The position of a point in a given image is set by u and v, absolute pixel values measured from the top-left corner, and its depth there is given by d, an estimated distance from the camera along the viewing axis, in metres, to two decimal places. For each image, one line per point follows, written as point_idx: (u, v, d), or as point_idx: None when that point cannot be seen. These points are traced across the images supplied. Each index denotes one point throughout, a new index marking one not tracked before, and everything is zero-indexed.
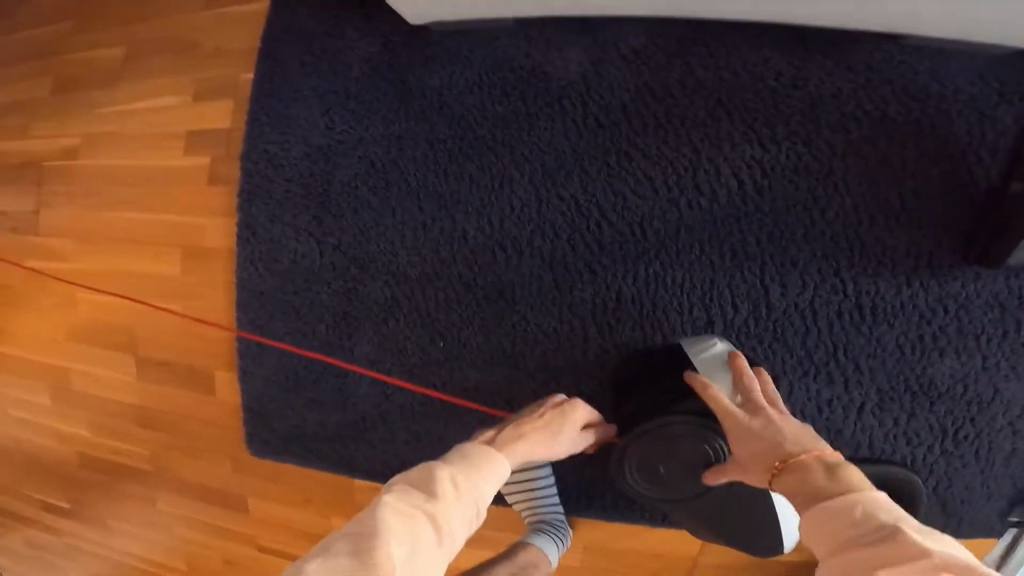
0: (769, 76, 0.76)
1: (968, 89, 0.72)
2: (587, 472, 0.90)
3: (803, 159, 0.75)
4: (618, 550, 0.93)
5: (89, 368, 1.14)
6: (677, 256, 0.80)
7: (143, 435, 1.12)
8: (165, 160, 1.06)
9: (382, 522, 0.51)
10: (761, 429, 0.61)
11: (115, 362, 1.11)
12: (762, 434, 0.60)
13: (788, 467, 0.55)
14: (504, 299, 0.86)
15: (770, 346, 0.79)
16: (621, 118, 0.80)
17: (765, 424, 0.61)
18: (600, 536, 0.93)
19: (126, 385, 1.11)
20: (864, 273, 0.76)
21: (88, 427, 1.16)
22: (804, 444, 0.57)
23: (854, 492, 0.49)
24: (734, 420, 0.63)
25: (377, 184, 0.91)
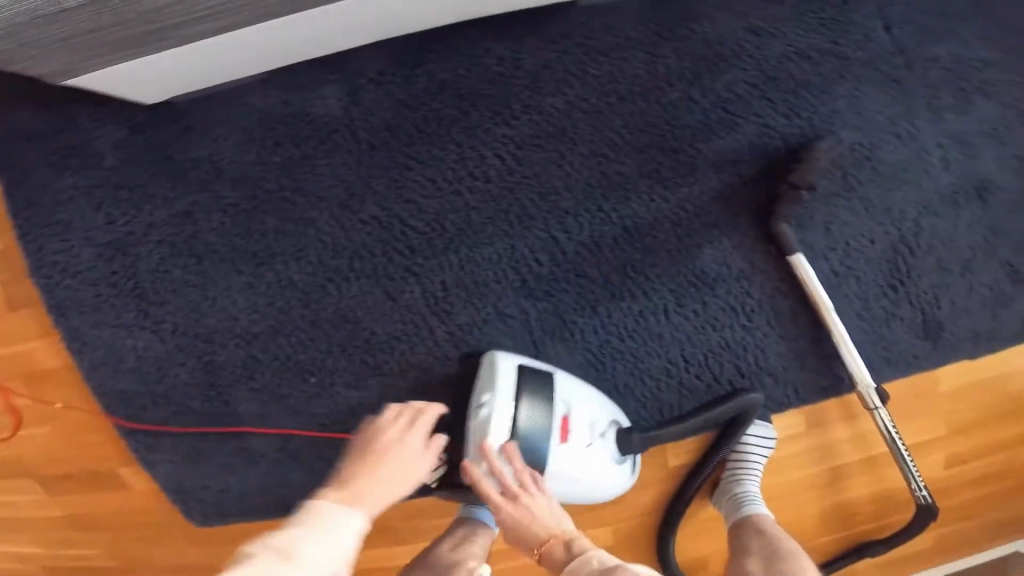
0: (492, 63, 0.88)
1: (637, 35, 0.88)
2: None
3: (546, 125, 0.89)
4: None
5: None
6: (475, 235, 0.90)
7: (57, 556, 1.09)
8: None
9: None
10: (520, 516, 0.74)
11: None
12: (524, 522, 0.74)
13: (543, 553, 0.72)
14: (349, 322, 0.93)
15: (576, 283, 0.92)
16: (387, 134, 0.89)
17: (522, 513, 0.74)
18: None
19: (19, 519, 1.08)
20: (617, 200, 0.90)
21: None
22: (547, 525, 0.73)
23: (587, 552, 0.70)
24: (504, 511, 0.74)
25: (187, 260, 0.92)
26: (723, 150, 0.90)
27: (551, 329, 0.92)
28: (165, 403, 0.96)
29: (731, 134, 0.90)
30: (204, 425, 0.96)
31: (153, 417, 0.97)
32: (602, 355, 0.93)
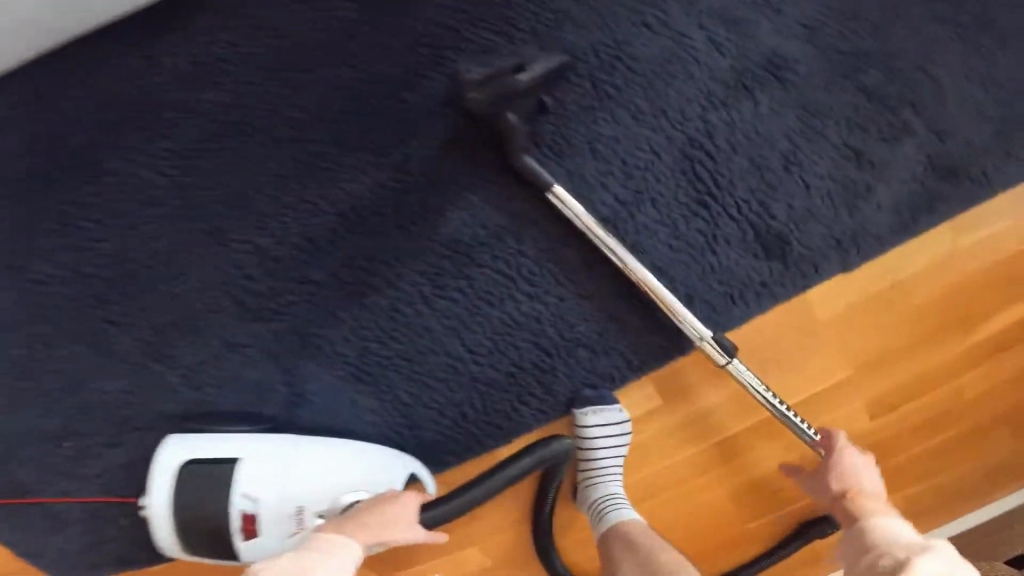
0: (720, 52, 0.92)
1: (851, 84, 0.94)
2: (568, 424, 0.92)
3: (693, 135, 0.92)
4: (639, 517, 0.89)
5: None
6: (647, 197, 0.92)
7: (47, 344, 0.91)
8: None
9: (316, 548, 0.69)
10: None
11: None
12: None
13: None
14: (501, 226, 0.89)
15: (708, 279, 0.96)
16: (607, 69, 0.90)
17: None
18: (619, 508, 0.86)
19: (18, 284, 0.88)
20: (772, 222, 0.95)
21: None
22: None
23: None
24: None
25: (364, 91, 0.85)
26: (837, 227, 0.96)
27: (622, 322, 0.94)
28: (229, 237, 0.88)
29: (850, 216, 0.96)
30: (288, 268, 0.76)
31: (211, 245, 0.88)
32: (651, 363, 0.96)
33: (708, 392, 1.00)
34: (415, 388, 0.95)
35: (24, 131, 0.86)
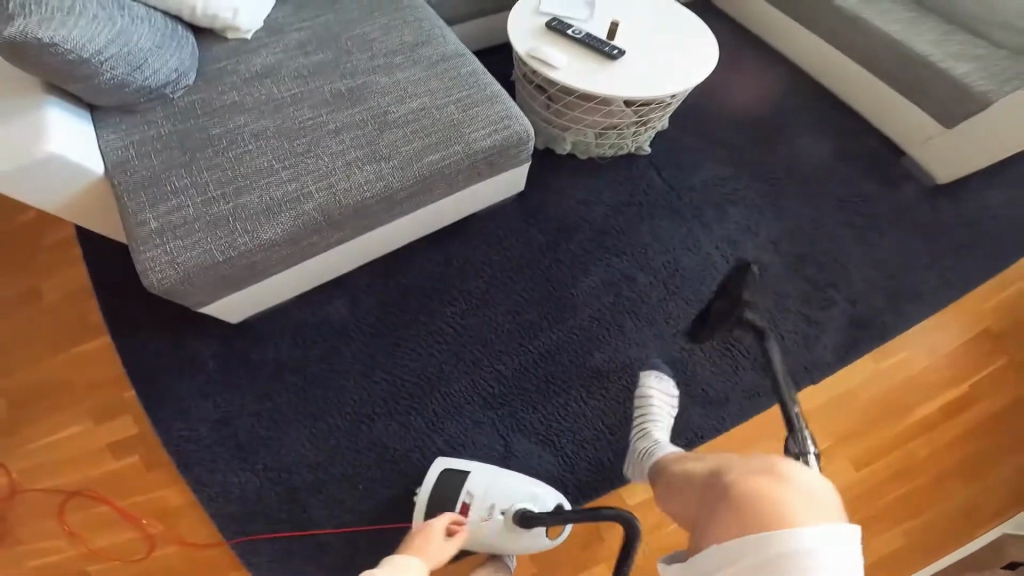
0: (734, 263, 1.73)
1: (805, 273, 1.74)
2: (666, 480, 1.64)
3: (723, 309, 1.71)
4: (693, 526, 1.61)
5: (326, 374, 1.58)
6: (698, 341, 1.69)
7: (367, 422, 1.57)
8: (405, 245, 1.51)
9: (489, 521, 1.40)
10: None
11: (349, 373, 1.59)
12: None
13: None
14: (619, 362, 1.67)
15: (738, 388, 1.68)
16: (673, 273, 1.71)
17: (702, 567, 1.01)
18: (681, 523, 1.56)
19: (356, 387, 1.58)
20: (772, 352, 1.70)
21: (310, 413, 1.56)
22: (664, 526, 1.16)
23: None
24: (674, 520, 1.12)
25: (549, 291, 1.67)
26: (805, 357, 1.70)
27: (688, 411, 1.65)
28: (479, 364, 1.63)
29: (816, 347, 1.70)
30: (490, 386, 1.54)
31: (469, 368, 1.62)
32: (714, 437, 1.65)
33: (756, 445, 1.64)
34: (578, 451, 1.60)
35: (378, 302, 1.63)
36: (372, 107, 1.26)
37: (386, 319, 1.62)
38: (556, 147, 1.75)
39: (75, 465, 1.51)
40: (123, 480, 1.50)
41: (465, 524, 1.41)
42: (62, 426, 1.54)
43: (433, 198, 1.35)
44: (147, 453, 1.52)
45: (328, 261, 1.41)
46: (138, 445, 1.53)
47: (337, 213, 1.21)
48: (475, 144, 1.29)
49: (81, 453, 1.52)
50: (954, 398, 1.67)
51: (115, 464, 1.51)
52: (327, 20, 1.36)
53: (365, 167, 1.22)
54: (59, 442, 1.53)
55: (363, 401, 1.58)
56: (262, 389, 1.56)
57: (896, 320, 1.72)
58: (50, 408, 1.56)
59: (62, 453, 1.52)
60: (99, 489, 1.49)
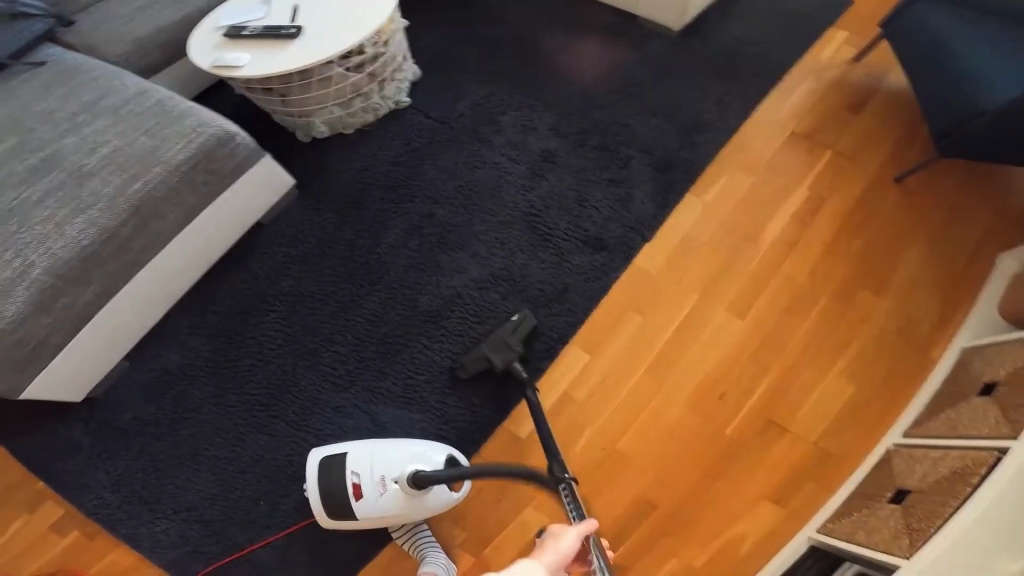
0: (522, 164, 1.77)
1: (591, 145, 1.78)
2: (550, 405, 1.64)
3: (527, 210, 1.72)
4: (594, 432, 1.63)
5: (191, 411, 1.69)
6: (512, 247, 1.69)
7: (244, 443, 1.66)
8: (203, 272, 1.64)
9: (385, 502, 1.44)
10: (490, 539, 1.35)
11: (206, 404, 1.68)
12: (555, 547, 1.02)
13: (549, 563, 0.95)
14: (445, 295, 1.67)
15: (569, 272, 1.67)
16: (465, 195, 1.74)
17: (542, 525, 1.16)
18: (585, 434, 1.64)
19: (221, 413, 1.68)
20: (590, 229, 1.70)
21: (191, 450, 1.67)
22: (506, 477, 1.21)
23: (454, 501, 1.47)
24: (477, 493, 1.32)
25: (359, 262, 1.70)
26: (628, 220, 1.71)
27: (533, 318, 1.65)
28: (318, 350, 1.67)
29: (630, 211, 1.72)
30: (338, 381, 1.65)
31: (307, 357, 1.67)
32: (566, 333, 1.66)
33: (610, 345, 1.66)
34: (439, 398, 1.63)
35: (205, 335, 1.71)
36: (68, 166, 1.36)
37: (214, 347, 1.70)
38: (315, 134, 1.78)
39: (31, 557, 1.63)
40: (78, 551, 1.63)
41: (362, 503, 1.45)
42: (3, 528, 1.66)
43: (170, 224, 1.43)
44: (84, 524, 1.66)
45: (120, 315, 1.51)
46: (72, 520, 1.66)
47: (67, 268, 1.30)
48: (174, 158, 1.37)
49: (31, 544, 1.64)
50: (796, 210, 1.74)
51: (65, 541, 1.64)
52: (10, 108, 1.46)
53: (75, 219, 1.31)
54: (8, 542, 1.65)
55: (231, 422, 1.67)
56: (145, 442, 1.69)
57: (694, 155, 1.78)
58: None
59: (16, 547, 1.64)
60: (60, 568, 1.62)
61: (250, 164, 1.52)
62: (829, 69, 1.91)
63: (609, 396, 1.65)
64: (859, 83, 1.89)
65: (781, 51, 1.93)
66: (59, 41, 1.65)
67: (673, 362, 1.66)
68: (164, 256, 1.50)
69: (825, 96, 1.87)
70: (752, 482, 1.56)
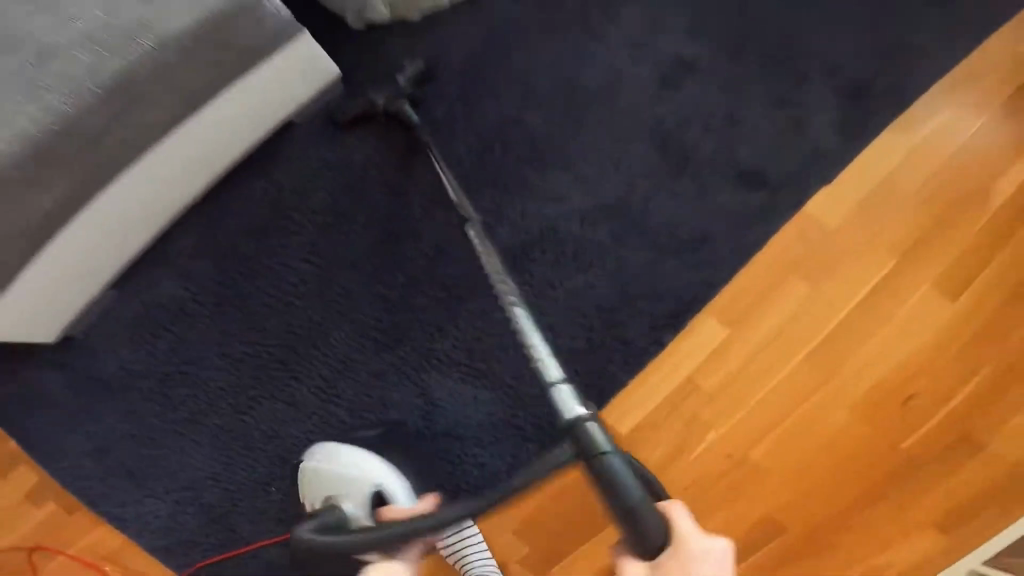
0: (652, 66, 1.28)
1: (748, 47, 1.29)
2: (671, 394, 1.19)
3: (655, 127, 1.25)
4: (728, 434, 1.18)
5: (190, 366, 1.29)
6: (632, 176, 1.23)
7: (257, 413, 1.27)
8: (211, 181, 1.23)
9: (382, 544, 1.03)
10: None
11: (208, 360, 1.28)
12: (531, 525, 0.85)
13: None
14: (537, 231, 1.22)
15: (712, 213, 1.21)
16: (571, 103, 1.27)
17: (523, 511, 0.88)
18: (713, 434, 1.18)
19: (228, 373, 1.28)
20: (744, 159, 1.23)
21: (190, 418, 1.30)
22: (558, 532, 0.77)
23: None
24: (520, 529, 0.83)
25: (418, 181, 1.26)
26: (800, 151, 1.23)
27: (657, 275, 1.19)
28: (355, 295, 1.24)
29: (801, 142, 1.24)
30: (382, 339, 1.22)
31: (342, 304, 1.24)
32: (703, 298, 1.18)
33: (763, 316, 1.19)
34: (517, 372, 1.20)
35: (214, 264, 1.27)
36: (19, 18, 0.94)
37: (226, 279, 1.27)
38: (372, 15, 1.32)
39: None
40: (54, 527, 1.32)
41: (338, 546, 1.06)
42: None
43: (164, 119, 1.04)
44: (54, 501, 1.32)
45: (98, 232, 1.12)
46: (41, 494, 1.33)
47: (10, 175, 0.92)
48: (179, 25, 0.96)
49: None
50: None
51: (40, 512, 1.32)
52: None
53: (23, 105, 0.92)
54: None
55: (241, 385, 1.28)
56: (131, 402, 1.32)
57: (895, 73, 1.26)
58: None
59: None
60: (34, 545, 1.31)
61: (279, 45, 1.09)
62: None
63: (757, 385, 1.18)
64: None
65: None
66: None
67: (849, 345, 1.18)
68: (153, 162, 1.09)
69: None
70: (919, 507, 1.16)
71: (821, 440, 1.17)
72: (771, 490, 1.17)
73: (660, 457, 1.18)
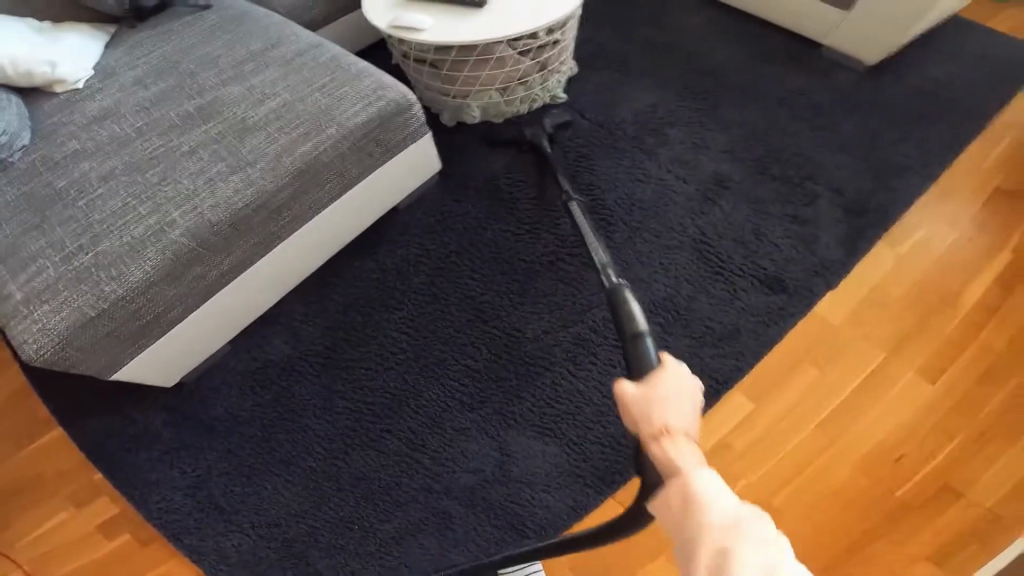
0: (691, 185, 1.60)
1: (769, 172, 1.60)
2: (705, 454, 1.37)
3: (694, 235, 1.54)
4: (758, 494, 1.34)
5: (291, 414, 1.46)
6: (677, 273, 1.50)
7: (344, 462, 1.42)
8: (325, 252, 1.42)
9: None
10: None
11: (306, 409, 1.46)
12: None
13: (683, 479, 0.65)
14: (599, 314, 1.47)
15: (741, 307, 1.46)
16: (625, 212, 1.57)
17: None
18: (741, 489, 1.35)
19: (321, 420, 1.45)
20: (766, 262, 1.49)
21: (280, 462, 1.43)
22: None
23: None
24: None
25: (500, 269, 1.53)
26: (810, 259, 1.50)
27: (696, 356, 1.42)
28: (445, 360, 1.46)
29: (813, 251, 1.50)
30: (465, 398, 1.43)
31: (433, 367, 1.46)
32: (735, 375, 1.41)
33: (785, 391, 1.41)
34: (581, 431, 1.38)
35: (326, 327, 1.52)
36: (228, 119, 1.21)
37: (331, 341, 1.50)
38: (466, 117, 1.68)
39: (70, 555, 1.42)
40: (125, 556, 1.41)
41: None
42: (51, 515, 1.47)
43: (325, 194, 1.27)
44: (137, 529, 1.43)
45: (244, 294, 1.31)
46: (125, 523, 1.44)
47: (211, 233, 1.13)
48: (349, 122, 1.21)
49: (77, 538, 1.44)
50: (1000, 277, 1.50)
51: (115, 539, 1.43)
52: (164, 51, 1.33)
53: (230, 178, 1.15)
54: (51, 532, 1.45)
55: (331, 432, 1.44)
56: (229, 442, 1.46)
57: (889, 198, 1.56)
58: (28, 505, 1.49)
59: (60, 540, 1.44)
60: (99, 575, 1.39)
61: (413, 141, 1.36)
62: None
63: (782, 448, 1.38)
64: None
65: (991, 94, 1.73)
66: None
67: (854, 417, 1.40)
68: (302, 235, 1.32)
69: None
70: (914, 541, 1.29)
71: (835, 498, 1.33)
72: (795, 544, 1.30)
73: None
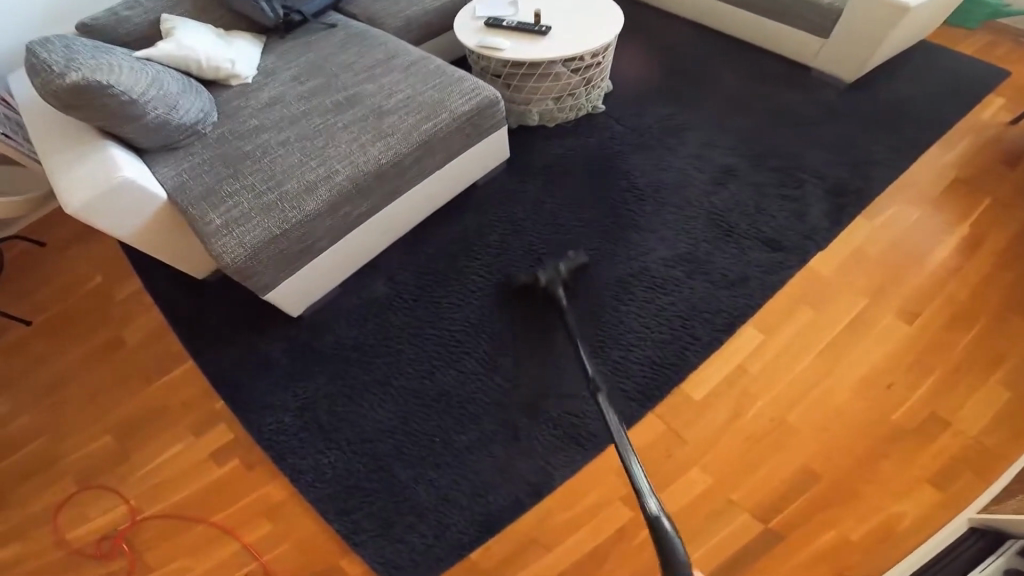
0: (706, 172, 2.00)
1: (768, 163, 2.00)
2: (728, 376, 1.68)
3: (710, 208, 1.92)
4: (774, 411, 1.62)
5: (387, 343, 1.80)
6: (698, 237, 1.87)
7: (432, 380, 1.73)
8: (423, 213, 1.81)
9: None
10: None
11: (401, 338, 1.80)
12: None
13: None
14: (638, 266, 1.84)
15: (750, 263, 1.82)
16: (654, 191, 1.97)
17: None
18: (760, 405, 1.63)
19: (413, 346, 1.78)
20: (768, 229, 1.88)
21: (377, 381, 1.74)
22: None
23: None
24: None
25: (558, 231, 1.91)
26: (802, 228, 1.88)
27: (715, 297, 1.78)
28: (515, 301, 1.81)
29: (805, 222, 1.89)
30: (533, 329, 1.76)
31: (505, 306, 1.81)
32: (747, 313, 1.75)
33: (788, 326, 1.74)
34: (627, 355, 1.71)
35: (416, 275, 1.88)
36: (370, 105, 1.64)
37: (421, 286, 1.87)
38: (526, 121, 2.13)
39: (179, 484, 1.64)
40: (228, 485, 1.63)
41: None
42: (164, 448, 1.70)
43: (436, 162, 1.66)
44: (247, 454, 1.68)
45: (367, 238, 1.68)
46: (237, 448, 1.69)
47: (362, 180, 1.52)
48: (461, 108, 1.63)
49: (185, 469, 1.66)
50: (958, 242, 1.86)
51: (220, 471, 1.66)
52: (314, 61, 1.79)
53: (376, 143, 1.56)
54: (164, 464, 1.68)
55: (421, 357, 1.77)
56: (333, 367, 1.78)
57: (865, 184, 1.95)
58: (153, 428, 1.74)
59: (171, 471, 1.66)
60: (202, 502, 1.61)
61: (498, 129, 1.77)
62: (989, 128, 2.11)
63: (790, 373, 1.68)
64: (1015, 141, 2.07)
65: (946, 108, 2.15)
66: (345, 12, 2.06)
67: (848, 348, 1.71)
68: (413, 194, 1.70)
69: (983, 150, 2.05)
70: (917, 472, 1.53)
71: (835, 412, 1.62)
72: (806, 454, 1.56)
73: (723, 423, 1.61)
